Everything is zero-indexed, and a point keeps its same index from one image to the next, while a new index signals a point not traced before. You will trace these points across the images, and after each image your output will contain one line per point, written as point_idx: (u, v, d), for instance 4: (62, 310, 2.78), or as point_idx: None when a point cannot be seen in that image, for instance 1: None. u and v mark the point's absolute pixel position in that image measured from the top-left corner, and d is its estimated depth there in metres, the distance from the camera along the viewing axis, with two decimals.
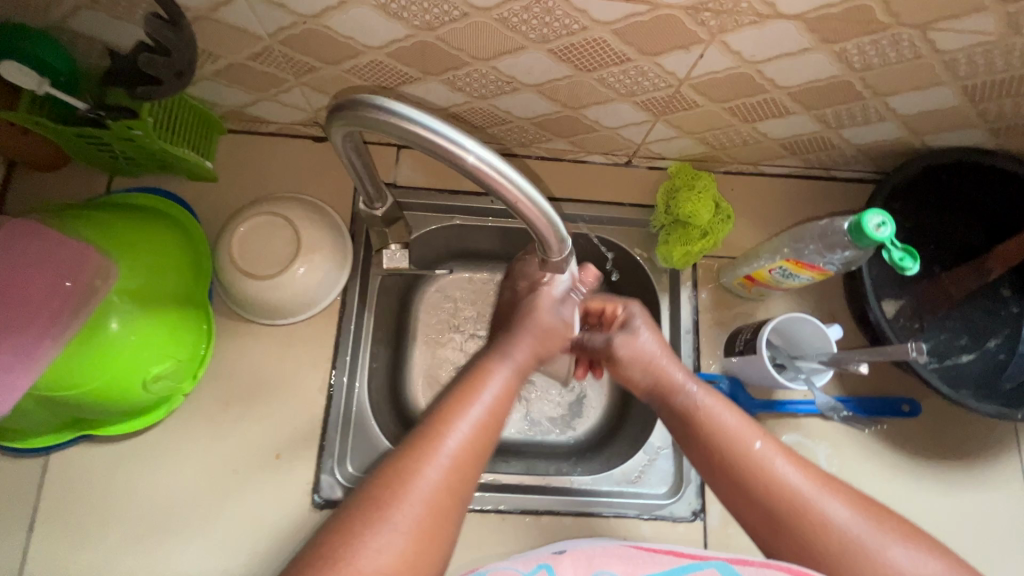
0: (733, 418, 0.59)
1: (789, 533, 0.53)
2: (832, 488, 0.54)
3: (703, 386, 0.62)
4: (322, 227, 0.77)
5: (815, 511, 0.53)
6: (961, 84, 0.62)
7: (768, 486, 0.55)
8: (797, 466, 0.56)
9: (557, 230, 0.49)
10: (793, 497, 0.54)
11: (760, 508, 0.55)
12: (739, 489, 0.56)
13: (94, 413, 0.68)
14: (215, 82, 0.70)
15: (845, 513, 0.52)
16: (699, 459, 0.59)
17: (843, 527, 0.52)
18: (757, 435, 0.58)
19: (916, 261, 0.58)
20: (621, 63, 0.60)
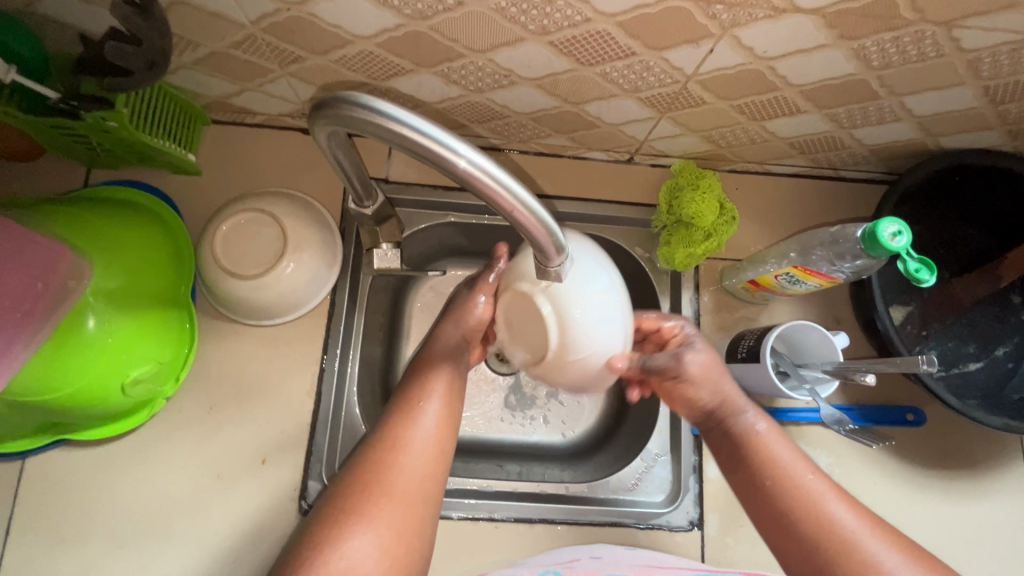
0: (788, 451, 0.60)
1: (829, 571, 0.54)
2: (881, 533, 0.55)
3: (760, 414, 0.63)
4: (310, 224, 0.74)
5: (864, 550, 0.54)
6: (982, 84, 0.59)
7: (819, 520, 0.56)
8: (849, 506, 0.57)
9: (554, 238, 0.45)
10: (842, 534, 0.55)
11: (808, 541, 0.56)
12: (788, 518, 0.57)
13: (71, 418, 0.65)
14: (196, 71, 0.66)
15: (894, 558, 0.53)
16: (748, 486, 0.60)
17: (893, 572, 0.52)
18: (810, 470, 0.59)
19: (932, 273, 0.56)
20: (626, 57, 0.57)
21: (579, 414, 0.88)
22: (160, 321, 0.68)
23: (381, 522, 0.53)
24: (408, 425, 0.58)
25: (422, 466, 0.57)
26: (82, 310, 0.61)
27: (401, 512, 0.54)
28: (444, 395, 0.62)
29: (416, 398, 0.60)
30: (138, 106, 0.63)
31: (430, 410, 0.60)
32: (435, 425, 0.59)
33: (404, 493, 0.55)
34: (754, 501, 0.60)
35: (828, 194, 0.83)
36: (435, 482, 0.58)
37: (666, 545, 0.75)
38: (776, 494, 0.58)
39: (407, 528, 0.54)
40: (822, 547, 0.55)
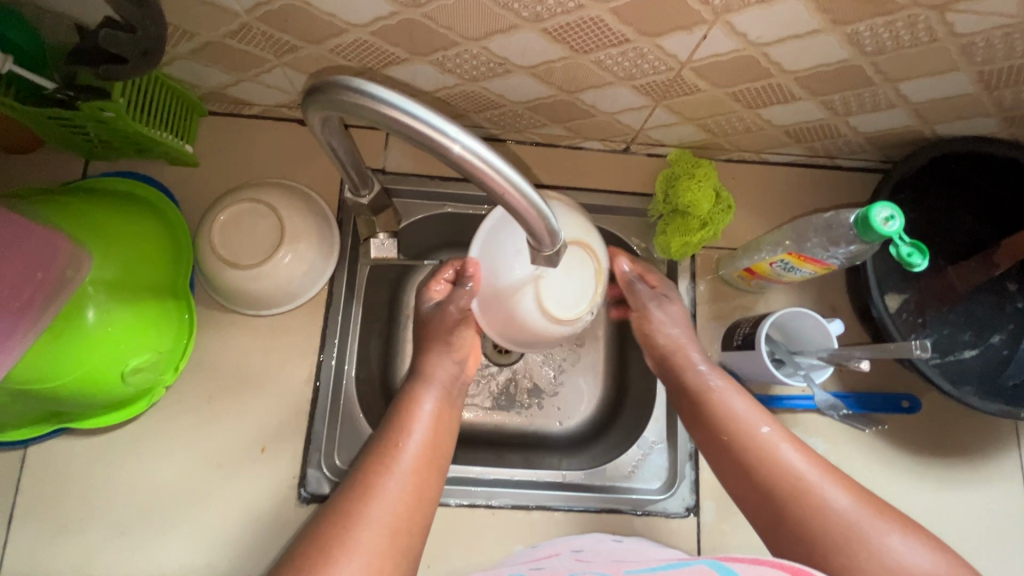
0: (742, 404, 0.65)
1: (785, 515, 0.58)
2: (832, 477, 0.59)
3: (718, 371, 0.69)
4: (307, 214, 0.74)
5: (815, 492, 0.57)
6: (977, 70, 0.59)
7: (771, 464, 0.60)
8: (802, 451, 0.61)
9: (548, 224, 0.46)
10: (794, 478, 0.59)
11: (761, 484, 0.60)
12: (746, 465, 0.62)
13: (72, 406, 0.65)
14: (192, 61, 0.66)
15: (844, 498, 0.56)
16: (708, 438, 0.66)
17: (842, 512, 0.55)
18: (765, 421, 0.64)
19: (924, 257, 0.56)
20: (620, 44, 0.57)
21: (577, 403, 0.88)
22: (159, 311, 0.69)
23: (388, 496, 0.57)
24: (408, 427, 0.63)
25: (423, 451, 0.62)
26: (81, 299, 0.61)
27: (407, 488, 0.59)
28: (442, 395, 0.68)
29: (416, 394, 0.67)
30: (135, 96, 0.64)
31: (428, 406, 0.66)
32: (434, 419, 0.65)
33: (409, 472, 0.60)
34: (718, 454, 0.65)
35: (825, 182, 0.83)
36: (439, 466, 0.63)
37: (663, 532, 0.75)
38: (733, 444, 0.63)
39: (412, 499, 0.59)
40: (777, 490, 0.59)
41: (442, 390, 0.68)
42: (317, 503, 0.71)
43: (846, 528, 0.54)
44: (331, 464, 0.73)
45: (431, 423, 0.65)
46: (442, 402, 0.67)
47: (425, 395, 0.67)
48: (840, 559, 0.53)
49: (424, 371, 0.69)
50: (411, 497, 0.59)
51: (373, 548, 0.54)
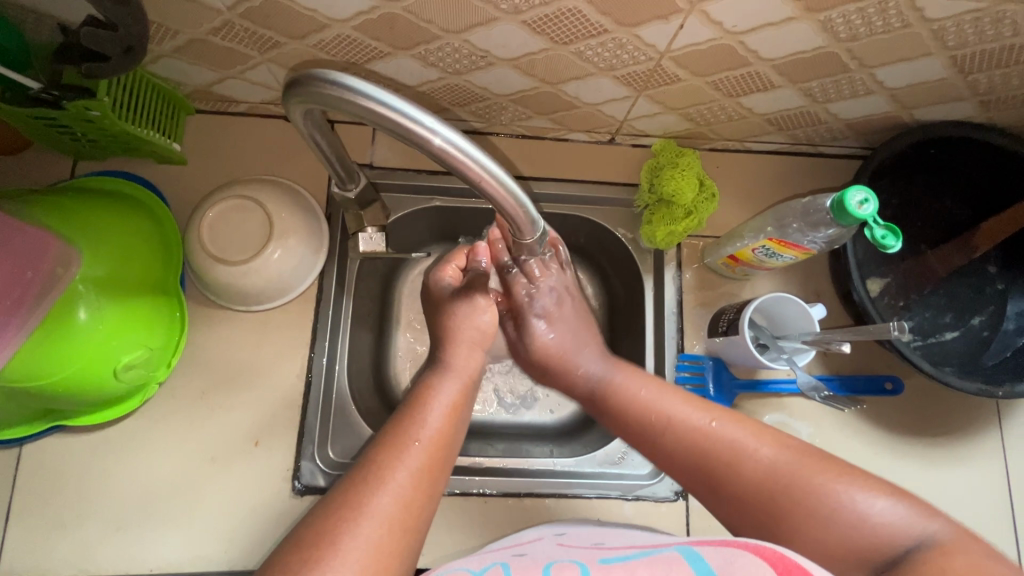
0: (648, 390, 0.66)
1: (716, 479, 0.58)
2: (762, 435, 0.58)
3: (616, 364, 0.71)
4: (295, 211, 0.75)
5: (747, 458, 0.57)
6: (950, 55, 0.60)
7: (697, 445, 0.59)
8: (727, 419, 0.60)
9: (528, 213, 0.47)
10: (723, 449, 0.58)
11: (696, 462, 0.59)
12: (674, 448, 0.61)
13: (64, 404, 0.66)
14: (176, 59, 0.67)
15: (774, 455, 0.56)
16: (626, 430, 0.66)
17: (769, 468, 0.55)
18: (673, 398, 0.64)
19: (898, 239, 0.57)
20: (599, 35, 0.58)
21: None
22: (151, 308, 0.70)
23: (393, 484, 0.53)
24: (423, 412, 0.60)
25: (437, 442, 0.58)
26: (72, 298, 0.62)
27: (417, 478, 0.54)
28: (464, 388, 0.65)
29: (432, 386, 0.64)
30: (119, 95, 0.64)
31: (446, 396, 0.63)
32: (452, 408, 0.62)
33: (419, 458, 0.56)
34: (645, 443, 0.64)
35: (808, 169, 0.84)
36: (448, 461, 0.59)
37: (652, 516, 0.76)
38: (658, 427, 0.62)
39: (416, 489, 0.54)
40: (712, 464, 0.58)
41: (461, 382, 0.65)
42: (311, 495, 0.72)
43: (788, 484, 0.54)
44: (325, 456, 0.74)
45: (448, 414, 0.61)
46: (461, 396, 0.64)
47: (445, 389, 0.63)
48: (790, 516, 0.52)
49: (445, 364, 0.67)
50: (417, 490, 0.54)
51: (372, 541, 0.49)
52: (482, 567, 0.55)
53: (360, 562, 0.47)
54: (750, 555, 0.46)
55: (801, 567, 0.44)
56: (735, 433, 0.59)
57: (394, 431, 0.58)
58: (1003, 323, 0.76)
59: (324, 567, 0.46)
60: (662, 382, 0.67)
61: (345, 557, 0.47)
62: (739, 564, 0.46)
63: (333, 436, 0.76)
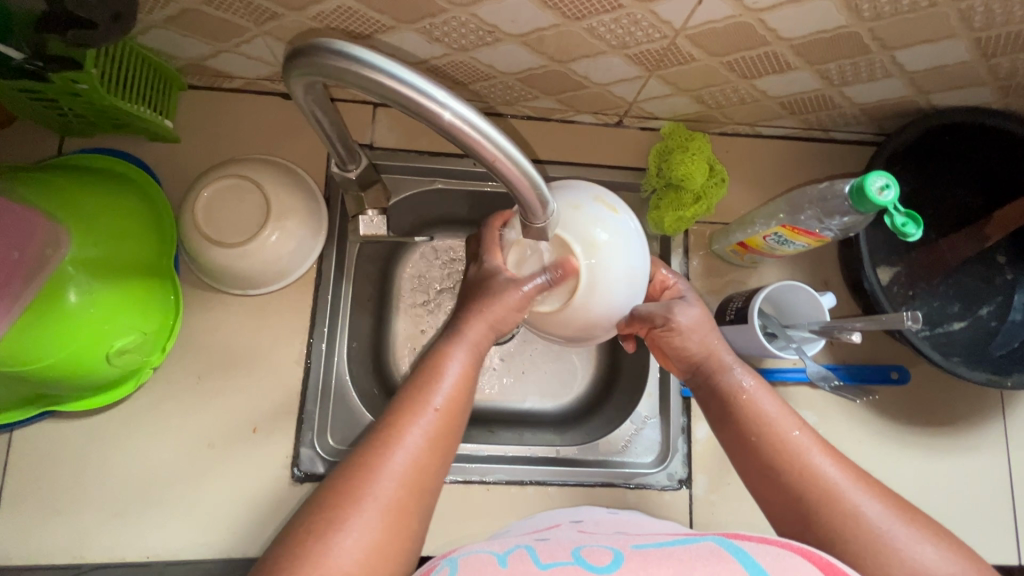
0: (773, 404, 0.60)
1: (815, 521, 0.54)
2: (866, 487, 0.54)
3: (749, 370, 0.63)
4: (294, 192, 0.72)
5: (846, 502, 0.53)
6: (974, 37, 0.58)
7: (812, 484, 0.55)
8: (834, 461, 0.56)
9: (541, 194, 0.44)
10: (826, 485, 0.54)
11: (793, 502, 0.55)
12: (773, 471, 0.57)
13: (56, 389, 0.64)
14: (168, 30, 0.63)
15: (880, 511, 0.53)
16: (731, 438, 0.61)
17: (874, 524, 0.52)
18: (795, 425, 0.59)
19: (919, 227, 0.56)
20: (613, 10, 0.55)
21: (570, 379, 0.89)
22: (146, 292, 0.67)
23: (408, 450, 0.52)
24: (430, 386, 0.56)
25: (446, 416, 0.55)
26: (62, 280, 0.60)
27: (429, 445, 0.53)
28: (473, 354, 0.60)
29: (445, 348, 0.59)
30: (107, 68, 0.61)
31: (457, 362, 0.58)
32: (463, 378, 0.58)
33: (429, 431, 0.54)
34: (742, 458, 0.60)
35: (817, 156, 0.82)
36: (459, 427, 0.57)
37: (655, 504, 0.76)
38: (761, 449, 0.58)
39: (430, 456, 0.53)
40: (804, 501, 0.55)
41: (470, 350, 0.60)
42: (311, 482, 0.71)
43: (880, 544, 0.51)
44: (324, 443, 0.73)
45: (461, 379, 0.58)
46: (472, 364, 0.59)
47: (456, 352, 0.59)
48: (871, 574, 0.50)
49: (457, 328, 0.60)
50: (430, 455, 0.53)
51: (389, 499, 0.50)
52: (506, 549, 0.52)
53: (379, 519, 0.49)
54: (798, 556, 0.44)
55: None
56: (840, 477, 0.55)
57: (394, 412, 0.55)
58: (1011, 314, 0.75)
59: (345, 520, 0.48)
60: (787, 403, 0.61)
61: (358, 526, 0.48)
62: (789, 564, 0.43)
63: (332, 423, 0.75)
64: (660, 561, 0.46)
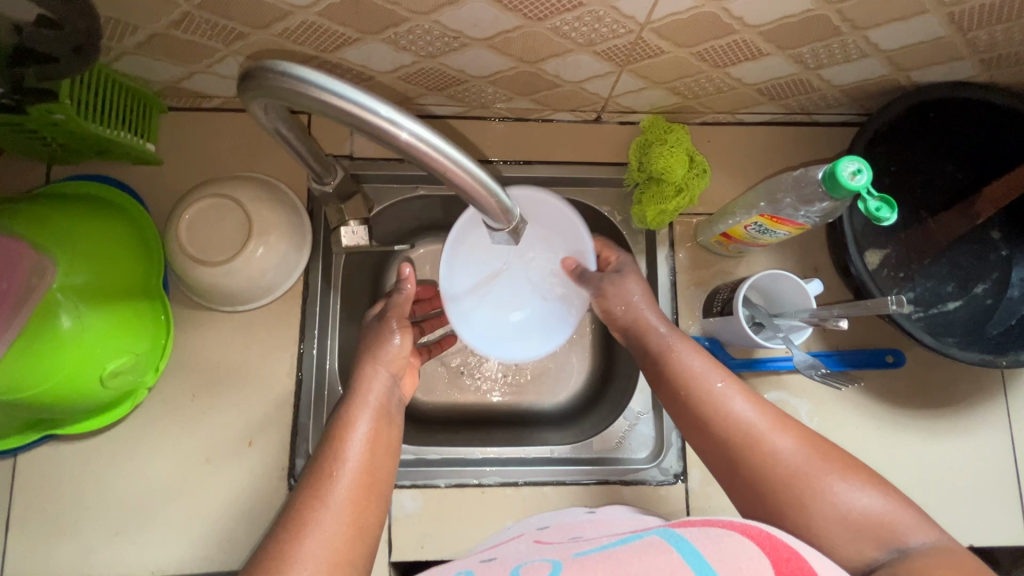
0: (697, 361, 0.63)
1: (738, 467, 0.56)
2: (783, 428, 0.57)
3: (672, 329, 0.67)
4: (275, 207, 0.73)
5: (765, 443, 0.56)
6: (947, 11, 0.57)
7: (736, 439, 0.57)
8: (751, 404, 0.58)
9: (500, 201, 0.44)
10: (745, 429, 0.57)
11: (722, 451, 0.58)
12: (704, 423, 0.59)
13: (54, 413, 0.66)
14: (140, 56, 0.64)
15: (795, 451, 0.55)
16: (664, 391, 0.64)
17: (788, 461, 0.54)
18: (720, 376, 0.61)
19: (894, 211, 0.55)
20: (574, 8, 0.55)
21: (563, 377, 0.89)
22: (136, 314, 0.69)
23: (320, 530, 0.51)
24: (335, 459, 0.56)
25: (359, 485, 0.55)
26: (51, 307, 0.60)
27: (344, 522, 0.52)
28: (377, 413, 0.62)
29: (350, 413, 0.60)
30: (84, 97, 0.62)
31: (364, 426, 0.59)
32: (371, 441, 0.59)
33: (342, 510, 0.53)
34: (676, 407, 0.63)
35: (802, 139, 0.81)
36: (380, 492, 0.57)
37: (651, 499, 0.76)
38: (691, 402, 0.61)
39: (347, 534, 0.52)
40: (731, 446, 0.57)
41: (376, 411, 0.62)
42: None
43: (796, 480, 0.53)
44: None
45: (369, 445, 0.58)
46: (379, 424, 0.61)
47: (359, 415, 0.60)
48: (796, 514, 0.53)
49: (355, 388, 0.63)
50: (349, 528, 0.52)
51: None
52: None
53: None
54: (737, 534, 0.45)
55: (789, 549, 0.43)
56: (763, 421, 0.57)
57: (307, 484, 0.54)
58: (1008, 290, 0.74)
59: None
60: (713, 358, 0.63)
61: None
62: (731, 542, 0.44)
63: None
64: (604, 565, 0.45)
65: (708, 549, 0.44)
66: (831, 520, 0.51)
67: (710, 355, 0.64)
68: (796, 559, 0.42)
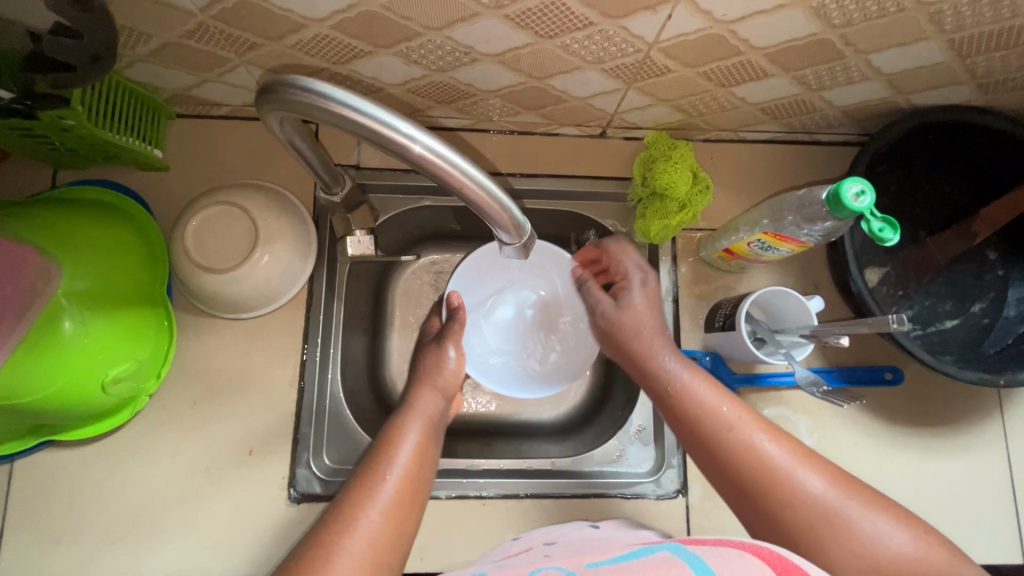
0: (714, 395, 0.62)
1: (768, 512, 0.55)
2: (810, 463, 0.57)
3: (683, 361, 0.67)
4: (281, 215, 0.73)
5: (793, 484, 0.55)
6: (947, 38, 0.58)
7: (766, 481, 0.56)
8: (774, 439, 0.58)
9: (512, 215, 0.45)
10: (772, 470, 0.56)
11: (749, 495, 0.57)
12: (727, 459, 0.59)
13: (53, 419, 0.65)
14: (152, 63, 0.65)
15: (823, 488, 0.55)
16: (683, 429, 0.63)
17: (817, 500, 0.54)
18: (739, 411, 0.61)
19: (896, 232, 0.56)
20: (584, 27, 0.56)
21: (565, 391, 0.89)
22: (138, 319, 0.68)
23: (364, 528, 0.52)
24: (385, 459, 0.59)
25: (404, 486, 0.57)
26: (56, 312, 0.60)
27: (386, 519, 0.54)
28: (427, 425, 0.65)
29: (402, 424, 0.63)
30: (95, 103, 0.62)
31: (412, 436, 0.62)
32: (421, 451, 0.61)
33: (387, 507, 0.55)
34: (698, 449, 0.61)
35: (803, 158, 0.83)
36: (421, 496, 0.58)
37: (651, 513, 0.75)
38: (711, 437, 0.60)
39: (387, 533, 0.53)
40: (755, 486, 0.56)
41: (423, 423, 0.65)
42: (307, 503, 0.72)
43: (829, 521, 0.53)
44: (320, 463, 0.74)
45: (417, 452, 0.61)
46: (426, 436, 0.63)
47: (411, 424, 0.64)
48: (828, 557, 0.52)
49: (410, 402, 0.67)
50: (391, 529, 0.54)
51: None
52: None
53: None
54: (748, 556, 0.45)
55: (799, 569, 0.44)
56: (790, 457, 0.57)
57: (354, 482, 0.57)
58: (1004, 310, 0.75)
59: None
60: (730, 391, 0.63)
61: None
62: (741, 563, 0.44)
63: (328, 442, 0.76)
64: None
65: (717, 566, 0.44)
66: (868, 562, 0.51)
67: (725, 387, 0.64)
68: None
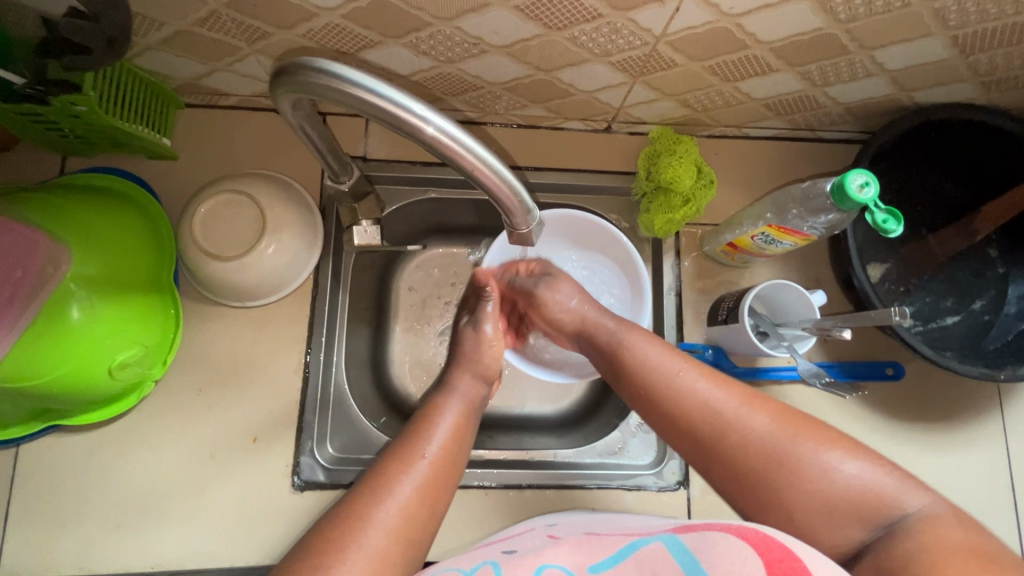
0: (653, 351, 0.63)
1: (718, 458, 0.56)
2: (755, 404, 0.57)
3: (623, 324, 0.68)
4: (288, 205, 0.73)
5: (737, 427, 0.56)
6: (950, 34, 0.59)
7: (712, 429, 0.57)
8: (716, 386, 0.59)
9: (523, 202, 0.47)
10: (717, 417, 0.57)
11: (697, 442, 0.58)
12: (672, 413, 0.59)
13: (59, 404, 0.65)
14: (163, 52, 0.65)
15: (770, 426, 0.55)
16: (626, 388, 0.64)
17: (763, 440, 0.54)
18: (679, 363, 0.61)
19: (899, 223, 0.56)
20: (593, 19, 0.56)
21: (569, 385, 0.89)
22: (145, 306, 0.69)
23: (395, 502, 0.56)
24: (423, 437, 0.62)
25: (438, 465, 0.60)
26: (64, 297, 0.61)
27: (418, 496, 0.57)
28: (465, 407, 0.68)
29: (439, 406, 0.67)
30: (106, 90, 0.63)
31: (450, 416, 0.66)
32: (456, 430, 0.65)
33: (419, 482, 0.58)
34: (645, 408, 0.62)
35: (805, 155, 0.83)
36: (452, 475, 0.61)
37: (652, 505, 0.76)
38: (653, 392, 0.61)
39: (418, 508, 0.57)
40: (702, 434, 0.57)
41: (462, 405, 0.68)
42: (310, 490, 0.72)
43: (777, 456, 0.53)
44: (324, 452, 0.75)
45: (454, 431, 0.64)
46: (464, 417, 0.67)
47: (449, 404, 0.67)
48: (781, 492, 0.52)
49: (449, 383, 0.71)
50: (421, 505, 0.57)
51: (373, 551, 0.52)
52: (473, 567, 0.53)
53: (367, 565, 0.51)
54: (732, 537, 0.46)
55: (784, 548, 0.44)
56: (729, 400, 0.57)
57: (388, 460, 0.60)
58: (1005, 307, 0.76)
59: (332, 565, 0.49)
60: (669, 344, 0.64)
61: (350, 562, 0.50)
62: (728, 548, 0.45)
63: (332, 431, 0.76)
64: None
65: (709, 560, 0.44)
66: (820, 492, 0.51)
67: (665, 342, 0.65)
68: (789, 558, 0.43)
